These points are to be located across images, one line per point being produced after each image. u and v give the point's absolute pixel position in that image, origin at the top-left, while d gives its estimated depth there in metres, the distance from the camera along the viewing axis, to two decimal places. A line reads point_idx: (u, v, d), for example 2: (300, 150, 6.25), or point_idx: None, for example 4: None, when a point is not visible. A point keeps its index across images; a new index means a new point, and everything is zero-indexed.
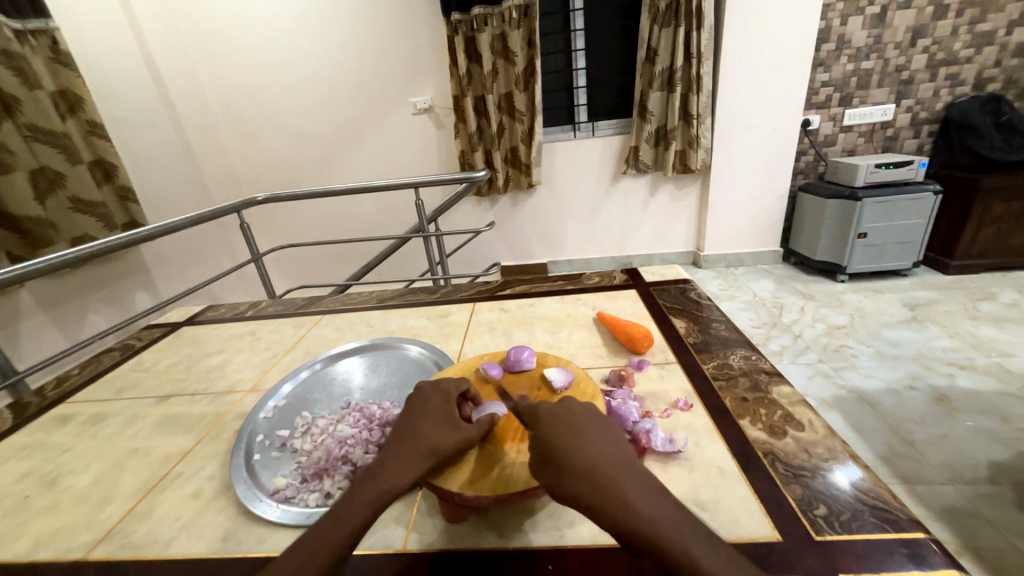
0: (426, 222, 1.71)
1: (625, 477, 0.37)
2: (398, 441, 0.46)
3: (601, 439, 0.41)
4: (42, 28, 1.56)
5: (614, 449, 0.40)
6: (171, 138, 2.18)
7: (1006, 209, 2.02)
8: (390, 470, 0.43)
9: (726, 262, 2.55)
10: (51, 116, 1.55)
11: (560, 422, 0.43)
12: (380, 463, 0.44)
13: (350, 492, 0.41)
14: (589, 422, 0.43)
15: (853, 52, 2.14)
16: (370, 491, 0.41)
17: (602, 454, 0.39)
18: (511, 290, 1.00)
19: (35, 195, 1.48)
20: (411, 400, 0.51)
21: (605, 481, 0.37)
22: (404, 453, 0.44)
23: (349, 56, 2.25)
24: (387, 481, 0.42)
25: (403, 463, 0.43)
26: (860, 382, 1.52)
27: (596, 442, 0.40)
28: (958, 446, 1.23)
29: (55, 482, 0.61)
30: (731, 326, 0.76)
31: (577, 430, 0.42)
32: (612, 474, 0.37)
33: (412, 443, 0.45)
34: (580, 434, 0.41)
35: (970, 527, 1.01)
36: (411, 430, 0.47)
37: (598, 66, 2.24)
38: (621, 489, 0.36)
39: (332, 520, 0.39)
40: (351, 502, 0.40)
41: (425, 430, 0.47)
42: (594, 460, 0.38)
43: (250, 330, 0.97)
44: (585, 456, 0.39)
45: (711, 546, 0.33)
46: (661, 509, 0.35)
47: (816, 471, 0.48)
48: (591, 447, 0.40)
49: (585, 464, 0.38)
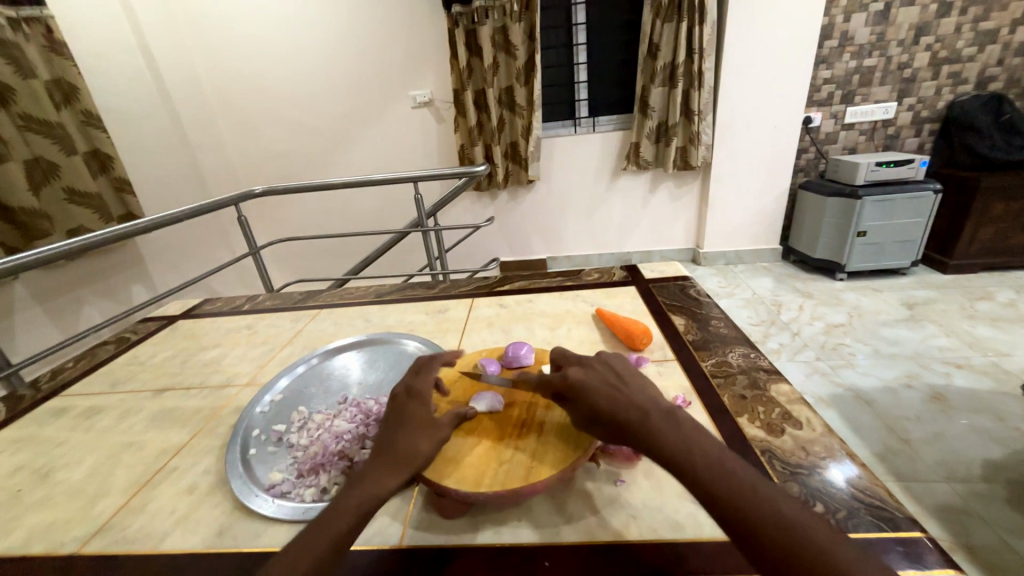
0: (425, 216, 1.70)
1: (655, 413, 0.41)
2: (382, 445, 0.45)
3: (635, 386, 0.45)
4: (36, 16, 1.54)
5: (643, 392, 0.44)
6: (168, 130, 2.16)
7: (1006, 208, 2.02)
8: (375, 475, 0.42)
9: (725, 259, 2.55)
10: (46, 106, 1.54)
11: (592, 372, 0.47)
12: (365, 470, 0.43)
13: (332, 501, 0.41)
14: (624, 372, 0.47)
15: (856, 49, 2.13)
16: (351, 500, 0.40)
17: (633, 398, 0.43)
18: (510, 286, 1.00)
19: (30, 186, 1.46)
20: (391, 404, 0.50)
21: (636, 418, 0.41)
22: (387, 458, 0.44)
23: (348, 48, 2.22)
24: (371, 488, 0.41)
25: (387, 468, 0.43)
26: (858, 381, 1.52)
27: (629, 388, 0.44)
28: (954, 444, 1.24)
29: (49, 476, 0.60)
30: (730, 323, 0.76)
31: (611, 380, 0.45)
32: (643, 413, 0.41)
33: (395, 448, 0.44)
34: (614, 380, 0.45)
35: (964, 525, 1.01)
36: (393, 434, 0.46)
37: (599, 61, 2.22)
38: (650, 422, 0.40)
39: (317, 527, 0.39)
40: (332, 512, 0.40)
41: (409, 432, 0.46)
42: (626, 401, 0.42)
43: (247, 324, 0.97)
44: (618, 398, 0.43)
45: (733, 468, 0.37)
46: (688, 439, 0.39)
47: (813, 469, 0.48)
48: (624, 392, 0.44)
49: (617, 405, 0.42)
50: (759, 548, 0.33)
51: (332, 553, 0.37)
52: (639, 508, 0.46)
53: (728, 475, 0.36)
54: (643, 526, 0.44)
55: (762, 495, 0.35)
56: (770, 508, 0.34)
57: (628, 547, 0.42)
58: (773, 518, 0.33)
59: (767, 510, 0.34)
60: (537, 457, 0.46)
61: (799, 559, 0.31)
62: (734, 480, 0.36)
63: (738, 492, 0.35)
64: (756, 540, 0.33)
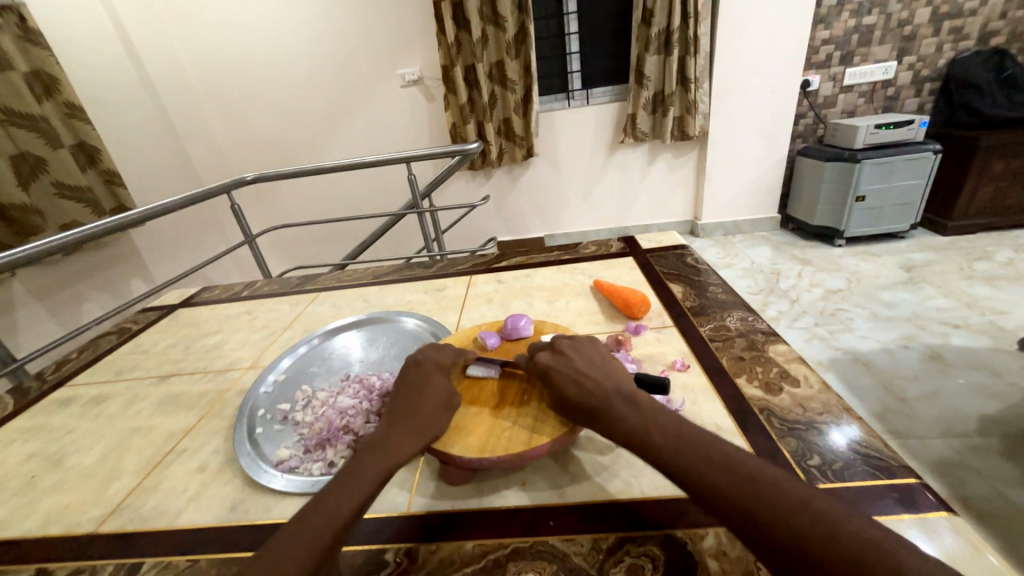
0: (419, 197, 1.67)
1: (616, 397, 0.43)
2: (398, 416, 0.46)
3: (604, 370, 0.47)
4: (7, 4, 1.48)
5: (608, 376, 0.46)
6: (153, 120, 2.13)
7: (1006, 166, 2.00)
8: (395, 442, 0.43)
9: (724, 230, 2.54)
10: (25, 98, 1.50)
11: (563, 359, 0.49)
12: (388, 437, 0.44)
13: (359, 462, 0.41)
14: (593, 358, 0.49)
15: (856, 6, 2.07)
16: (377, 464, 0.41)
17: (600, 381, 0.45)
18: (507, 262, 0.99)
19: (18, 182, 1.45)
20: (410, 373, 0.52)
21: (598, 404, 0.43)
22: (407, 427, 0.45)
23: (332, 25, 2.16)
24: (393, 452, 0.42)
25: (406, 434, 0.44)
26: (856, 344, 1.54)
27: (591, 372, 0.46)
28: (951, 401, 1.26)
29: (61, 462, 0.61)
30: (728, 289, 0.76)
31: (578, 366, 0.47)
32: (605, 395, 0.43)
33: (416, 417, 0.46)
34: (577, 366, 0.47)
35: (960, 478, 1.04)
36: (413, 404, 0.47)
37: (592, 30, 2.16)
38: (610, 407, 0.42)
39: (342, 485, 0.39)
40: (361, 470, 0.41)
41: (428, 402, 0.47)
42: (588, 387, 0.45)
43: (247, 310, 0.97)
44: (584, 387, 0.45)
45: (692, 437, 0.38)
46: (647, 418, 0.40)
47: (811, 425, 0.49)
48: (593, 376, 0.46)
49: (580, 394, 0.44)
50: (720, 512, 0.33)
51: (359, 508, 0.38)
52: (639, 468, 0.47)
53: (686, 443, 0.37)
54: (644, 485, 0.45)
55: (720, 460, 0.35)
56: (728, 473, 0.34)
57: (632, 504, 0.43)
58: (726, 475, 0.34)
59: (723, 472, 0.34)
60: (539, 422, 0.47)
61: (756, 515, 0.32)
62: (693, 447, 0.37)
63: (696, 459, 0.36)
64: (717, 504, 0.33)
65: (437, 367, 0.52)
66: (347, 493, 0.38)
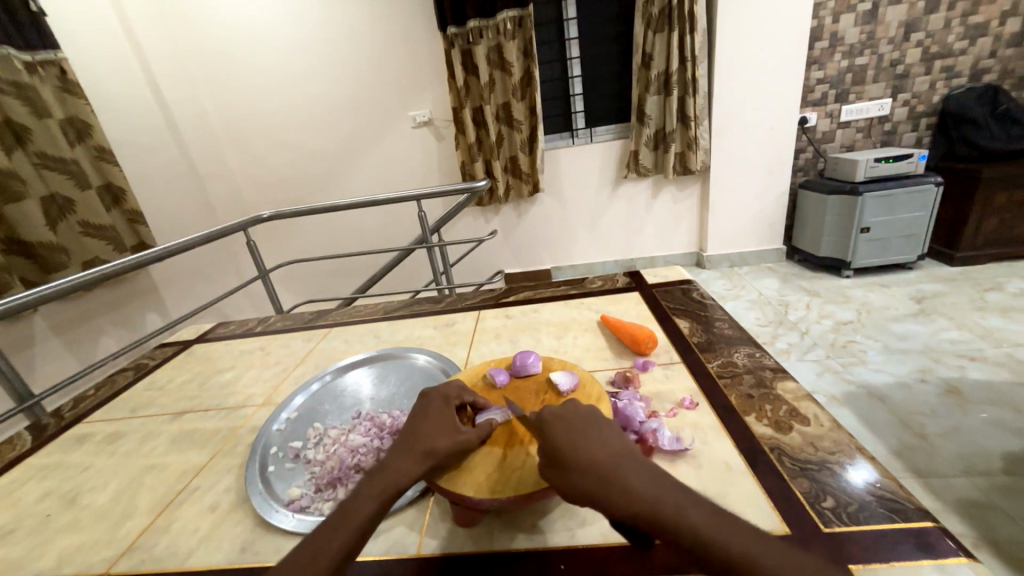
0: (429, 233, 1.71)
1: (629, 461, 0.38)
2: (401, 443, 0.48)
3: (605, 424, 0.43)
4: (50, 59, 1.61)
5: (606, 438, 0.41)
6: (177, 161, 2.24)
7: (1009, 198, 2.01)
8: (394, 466, 0.44)
9: (730, 262, 2.55)
10: (60, 144, 1.59)
11: (571, 408, 0.45)
12: (388, 461, 0.45)
13: (358, 488, 0.43)
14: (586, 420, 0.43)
15: (847, 48, 2.16)
16: (377, 488, 0.42)
17: (607, 437, 0.41)
18: (515, 297, 1.01)
19: (46, 221, 1.51)
20: (417, 404, 0.53)
21: (608, 463, 0.38)
22: (407, 452, 0.46)
23: (348, 72, 2.29)
24: (391, 476, 0.43)
25: (407, 463, 0.45)
26: (870, 377, 1.51)
27: (591, 435, 0.41)
28: (972, 437, 1.22)
29: (75, 500, 0.62)
30: (734, 325, 0.76)
31: (576, 427, 0.42)
32: (616, 455, 0.39)
33: (415, 443, 0.47)
34: (580, 425, 0.43)
35: (987, 520, 1.00)
36: (414, 432, 0.49)
37: (594, 74, 2.27)
38: (623, 470, 0.37)
39: (341, 514, 0.40)
40: (360, 497, 0.42)
41: (427, 430, 0.49)
42: (597, 446, 0.40)
43: (261, 345, 0.99)
44: (593, 445, 0.40)
45: (723, 513, 0.34)
46: (673, 490, 0.35)
47: (823, 465, 0.48)
48: (596, 431, 0.42)
49: (593, 447, 0.40)
50: None
51: (357, 540, 0.39)
52: None
53: (722, 521, 0.33)
54: None
55: (767, 545, 0.31)
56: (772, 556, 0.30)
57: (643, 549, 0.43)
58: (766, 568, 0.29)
59: (778, 562, 0.30)
60: None
61: None
62: (730, 526, 0.32)
63: (741, 543, 0.31)
64: None
65: (442, 395, 0.53)
66: (339, 529, 0.39)
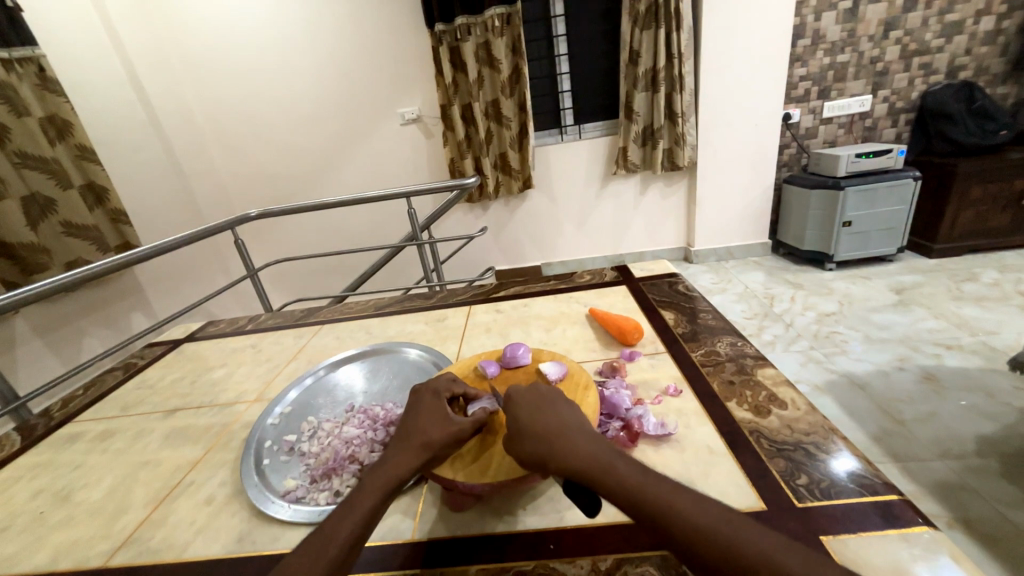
0: (419, 230, 1.72)
1: (575, 431, 0.42)
2: (398, 438, 0.49)
3: (567, 408, 0.46)
4: (29, 56, 1.58)
5: (567, 421, 0.44)
6: (161, 159, 2.21)
7: (983, 192, 2.08)
8: (394, 459, 0.46)
9: (717, 256, 2.59)
10: (40, 142, 1.57)
11: (532, 388, 0.49)
12: (387, 456, 0.47)
13: (360, 483, 0.44)
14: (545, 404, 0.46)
15: (829, 46, 2.20)
16: (377, 480, 0.44)
17: (560, 412, 0.45)
18: (505, 292, 1.03)
19: (27, 221, 1.49)
20: (409, 401, 0.54)
21: (554, 435, 0.42)
22: (405, 446, 0.48)
23: (336, 70, 2.28)
24: (391, 469, 0.45)
25: (406, 456, 0.46)
26: (851, 366, 1.56)
27: (551, 420, 0.44)
28: (947, 422, 1.27)
29: (68, 497, 0.62)
30: (718, 315, 0.79)
31: (537, 412, 0.45)
32: (562, 426, 0.43)
33: (411, 437, 0.48)
34: (542, 409, 0.45)
35: (960, 500, 1.04)
36: (410, 427, 0.50)
37: (582, 70, 2.29)
38: (573, 450, 0.40)
39: (345, 508, 0.42)
40: (362, 491, 0.43)
41: (422, 423, 0.50)
42: (555, 429, 0.42)
43: (252, 343, 0.99)
44: (544, 420, 0.44)
45: (655, 472, 0.38)
46: (611, 455, 0.39)
47: (799, 446, 0.51)
48: (551, 407, 0.46)
49: (551, 431, 0.42)
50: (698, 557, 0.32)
51: (362, 530, 0.40)
52: None
53: (650, 477, 0.37)
54: None
55: (688, 496, 0.35)
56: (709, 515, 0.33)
57: (629, 527, 0.45)
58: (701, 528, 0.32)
59: (695, 509, 0.34)
60: None
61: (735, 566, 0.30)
62: (657, 482, 0.36)
63: (684, 509, 0.34)
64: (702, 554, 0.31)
65: (434, 388, 0.55)
66: (343, 522, 0.40)
